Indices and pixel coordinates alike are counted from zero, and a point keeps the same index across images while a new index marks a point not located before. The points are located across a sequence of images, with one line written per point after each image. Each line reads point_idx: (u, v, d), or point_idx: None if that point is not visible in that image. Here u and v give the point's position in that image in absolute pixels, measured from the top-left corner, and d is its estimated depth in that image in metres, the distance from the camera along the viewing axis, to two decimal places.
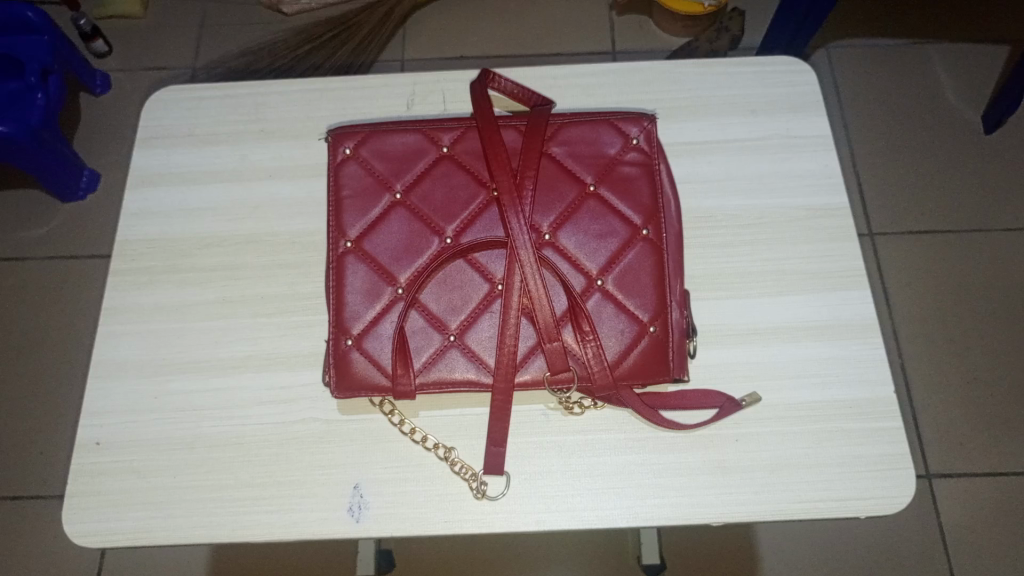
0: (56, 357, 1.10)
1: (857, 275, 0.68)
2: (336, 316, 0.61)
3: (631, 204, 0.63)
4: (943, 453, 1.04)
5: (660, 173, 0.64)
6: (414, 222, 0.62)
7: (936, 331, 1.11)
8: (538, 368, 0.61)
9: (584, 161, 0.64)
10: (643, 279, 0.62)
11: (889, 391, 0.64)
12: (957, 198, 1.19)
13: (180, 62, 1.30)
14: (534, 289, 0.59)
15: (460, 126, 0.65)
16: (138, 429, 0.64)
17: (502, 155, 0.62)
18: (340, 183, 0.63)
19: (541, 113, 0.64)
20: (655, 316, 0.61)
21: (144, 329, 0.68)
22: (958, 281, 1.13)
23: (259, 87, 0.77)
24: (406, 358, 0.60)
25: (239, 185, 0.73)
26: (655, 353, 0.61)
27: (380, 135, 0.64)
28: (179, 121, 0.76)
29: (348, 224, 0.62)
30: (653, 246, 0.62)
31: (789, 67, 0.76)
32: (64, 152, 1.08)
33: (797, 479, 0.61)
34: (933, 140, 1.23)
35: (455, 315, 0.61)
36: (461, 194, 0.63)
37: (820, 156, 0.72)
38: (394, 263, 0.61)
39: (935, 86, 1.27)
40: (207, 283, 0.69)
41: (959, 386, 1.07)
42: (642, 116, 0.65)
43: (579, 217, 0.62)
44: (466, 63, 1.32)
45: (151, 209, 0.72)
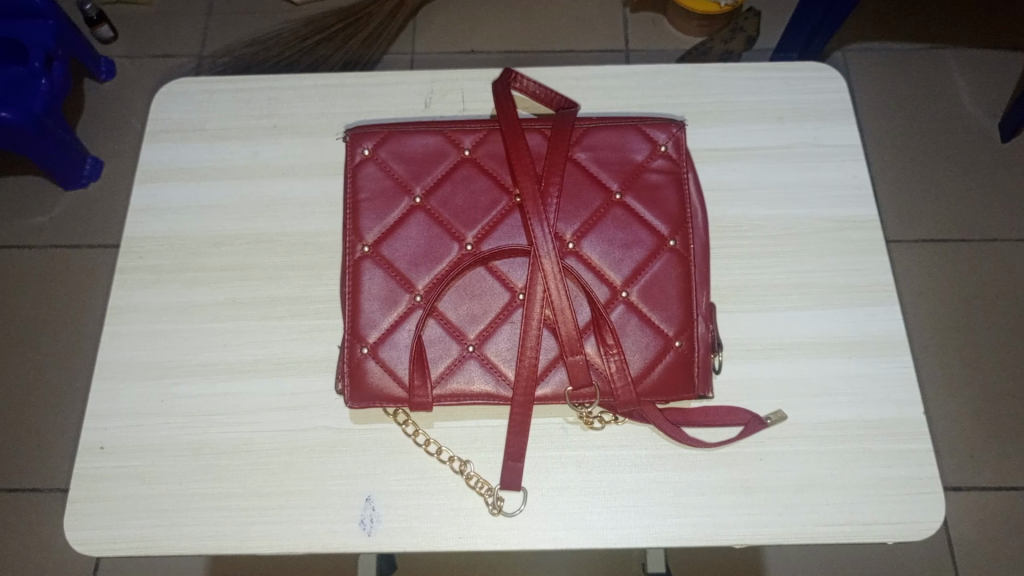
0: (57, 348, 1.07)
1: (884, 291, 0.66)
2: (351, 322, 0.59)
3: (658, 213, 0.61)
4: (956, 466, 1.03)
5: (689, 182, 0.62)
6: (433, 227, 0.60)
7: (955, 343, 1.09)
8: (560, 382, 0.59)
9: (610, 167, 0.62)
10: (668, 292, 0.60)
11: (918, 412, 0.62)
12: (971, 207, 1.16)
13: (186, 50, 1.27)
14: (559, 300, 0.58)
15: (482, 128, 0.63)
16: (143, 434, 0.62)
17: (527, 161, 0.60)
18: (357, 184, 0.61)
19: (567, 116, 0.62)
20: (681, 330, 0.60)
21: (151, 330, 0.66)
22: (975, 291, 1.11)
23: (272, 81, 0.75)
24: (423, 369, 0.58)
25: (250, 182, 0.71)
26: (680, 368, 0.59)
27: (399, 135, 0.62)
28: (187, 115, 0.74)
29: (366, 228, 0.60)
30: (680, 257, 0.60)
31: (817, 73, 0.74)
32: (65, 139, 1.06)
33: (822, 500, 0.59)
34: (950, 147, 1.21)
35: (475, 325, 0.59)
36: (483, 199, 0.60)
37: (849, 166, 0.70)
38: (413, 270, 0.59)
39: (952, 93, 1.25)
40: (215, 283, 0.67)
41: (973, 398, 1.06)
42: (670, 121, 0.63)
43: (604, 225, 0.60)
44: (478, 58, 1.29)
45: (160, 205, 0.70)
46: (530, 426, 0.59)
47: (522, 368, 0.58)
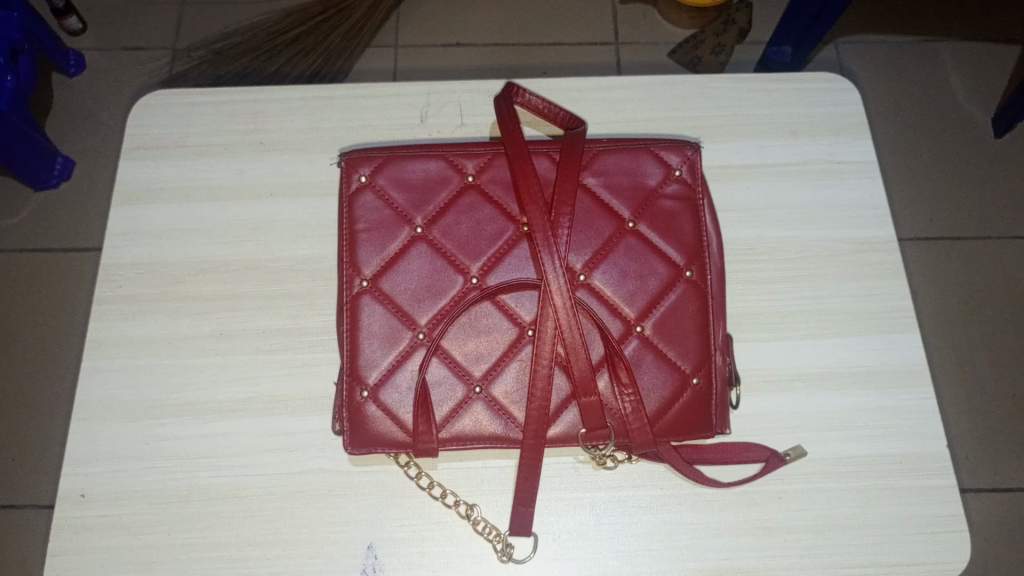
0: (10, 369, 0.95)
1: (904, 317, 0.63)
2: (350, 361, 0.55)
3: (673, 243, 0.58)
4: (983, 470, 0.93)
5: (705, 209, 0.59)
6: (435, 260, 0.57)
7: (995, 329, 0.98)
8: (572, 422, 0.56)
9: (622, 193, 0.58)
10: (685, 325, 0.57)
11: (941, 445, 0.60)
12: (984, 197, 1.07)
13: (161, 42, 1.19)
14: (572, 338, 0.54)
15: (487, 151, 0.59)
16: (127, 479, 0.59)
17: (535, 188, 0.56)
18: (354, 213, 0.57)
19: (576, 138, 0.58)
20: (698, 366, 0.57)
21: (133, 365, 0.62)
22: (988, 285, 1.01)
23: (257, 93, 0.70)
24: (427, 412, 0.54)
25: (237, 203, 0.67)
26: (697, 406, 0.57)
27: (397, 160, 0.58)
28: (166, 130, 0.69)
29: (364, 261, 0.56)
30: (697, 288, 0.57)
31: (831, 84, 0.71)
32: (36, 139, 0.96)
33: (845, 541, 0.57)
34: (962, 134, 1.11)
35: (481, 363, 0.56)
36: (489, 229, 0.57)
37: (866, 184, 0.68)
38: (414, 305, 0.56)
39: (943, 85, 1.15)
40: (201, 314, 0.63)
41: (999, 394, 0.95)
42: (685, 143, 0.60)
43: (616, 255, 0.57)
44: (464, 52, 1.17)
45: (140, 228, 0.66)
46: (540, 470, 0.56)
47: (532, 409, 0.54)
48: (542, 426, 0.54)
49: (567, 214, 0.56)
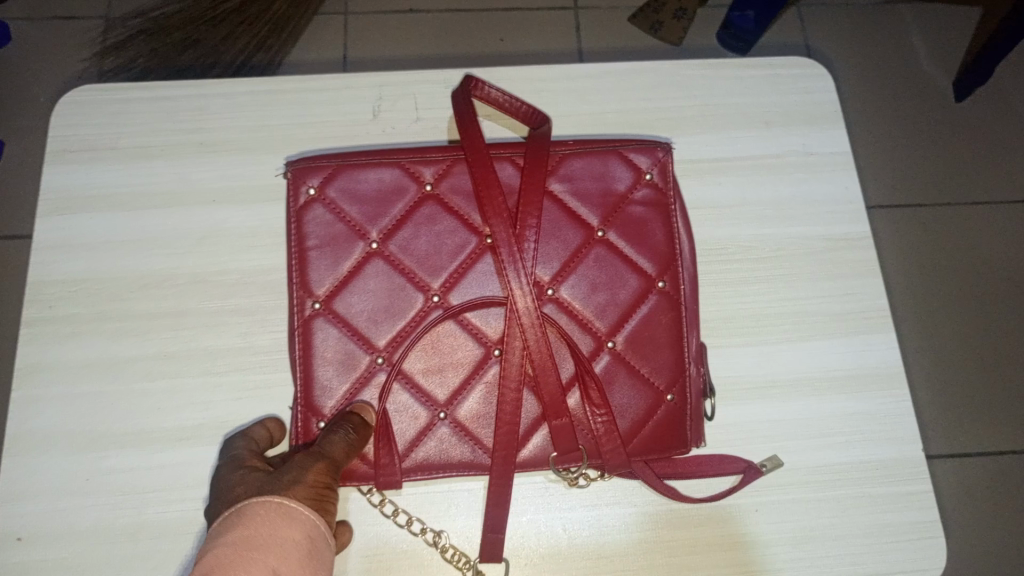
0: None
1: (880, 317, 0.62)
2: (305, 389, 0.52)
3: (644, 252, 0.55)
4: (949, 435, 0.91)
5: (677, 215, 0.56)
6: (393, 278, 0.53)
7: (958, 293, 0.96)
8: (542, 443, 0.53)
9: (591, 200, 0.55)
10: (658, 339, 0.54)
11: (917, 449, 0.59)
12: (953, 157, 1.04)
13: (91, 10, 1.10)
14: (542, 360, 0.51)
15: (446, 157, 0.55)
16: (70, 517, 0.55)
17: (498, 199, 0.52)
18: (303, 229, 0.53)
19: (541, 141, 0.55)
20: (672, 382, 0.54)
21: (71, 393, 0.57)
22: (953, 250, 0.98)
23: (195, 88, 0.65)
24: (390, 442, 0.52)
25: (178, 211, 0.62)
26: (671, 423, 0.54)
27: (348, 169, 0.54)
28: (96, 131, 0.63)
29: (316, 281, 0.52)
30: (670, 300, 0.55)
31: (804, 70, 0.68)
32: None
33: (823, 552, 0.56)
34: (926, 94, 1.08)
35: (445, 387, 0.53)
36: (449, 243, 0.53)
37: (840, 177, 0.65)
38: (372, 327, 0.52)
39: (907, 49, 1.11)
40: (144, 334, 0.59)
41: (965, 360, 0.93)
42: (655, 144, 0.57)
43: (585, 267, 0.54)
44: (420, 20, 1.10)
45: (71, 240, 0.61)
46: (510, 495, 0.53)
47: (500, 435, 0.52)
48: (513, 451, 0.52)
49: (533, 227, 0.53)
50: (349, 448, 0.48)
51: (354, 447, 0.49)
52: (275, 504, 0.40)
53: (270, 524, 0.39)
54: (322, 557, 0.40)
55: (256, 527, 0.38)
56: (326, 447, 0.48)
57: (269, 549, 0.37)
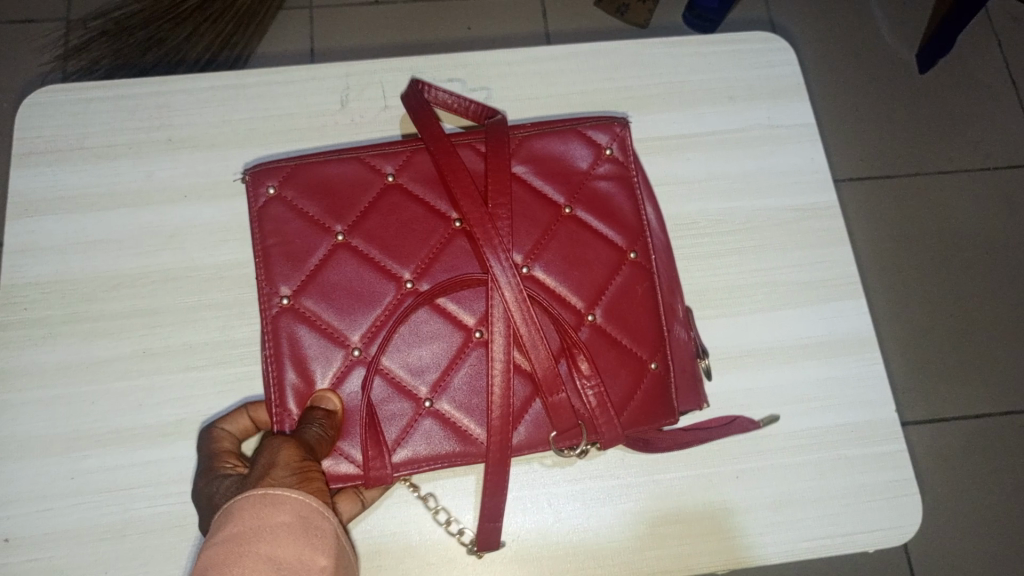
0: None
1: (849, 284, 0.63)
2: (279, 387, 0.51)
3: (614, 225, 0.56)
4: (922, 400, 0.93)
5: (640, 188, 0.58)
6: (363, 270, 0.53)
7: (927, 263, 0.98)
8: (529, 437, 0.53)
9: (555, 179, 0.56)
10: (636, 309, 0.55)
11: (889, 410, 0.60)
12: (917, 128, 1.06)
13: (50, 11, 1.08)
14: (526, 335, 0.51)
15: (405, 148, 0.56)
16: (53, 520, 0.54)
17: (466, 181, 0.53)
18: (263, 229, 0.53)
19: (499, 127, 0.56)
20: (654, 351, 0.55)
21: (48, 395, 0.57)
22: (922, 219, 1.01)
23: (159, 85, 0.65)
24: (376, 433, 0.51)
25: (148, 209, 0.62)
26: (658, 394, 0.55)
27: (305, 168, 0.55)
28: (60, 131, 0.63)
29: (281, 280, 0.53)
30: (643, 271, 0.56)
31: (765, 44, 0.69)
32: None
33: (803, 515, 0.57)
34: (886, 66, 1.10)
35: (426, 375, 0.53)
36: (417, 232, 0.54)
37: (805, 148, 0.66)
38: (344, 321, 0.52)
39: (868, 23, 1.13)
40: (120, 333, 0.59)
41: (935, 328, 0.95)
42: (612, 120, 0.58)
43: (558, 245, 0.55)
44: (385, 11, 1.09)
45: (40, 243, 0.60)
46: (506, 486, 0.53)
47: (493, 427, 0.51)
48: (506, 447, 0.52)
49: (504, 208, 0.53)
50: (321, 441, 0.49)
51: (328, 439, 0.49)
52: (258, 494, 0.38)
53: (259, 517, 0.37)
54: (322, 531, 0.38)
55: (245, 521, 0.37)
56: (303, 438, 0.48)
57: (263, 544, 0.36)
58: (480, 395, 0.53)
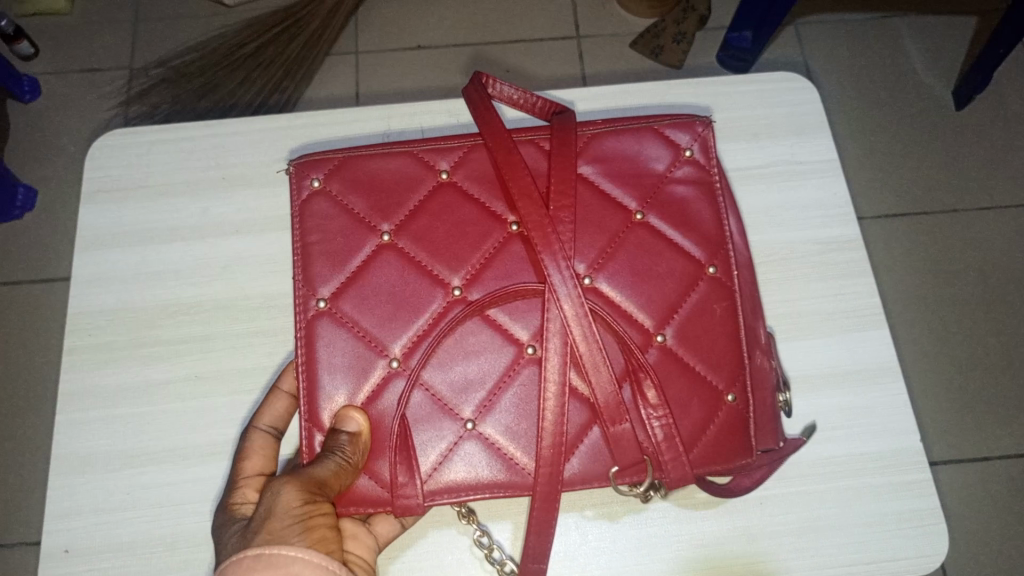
0: None
1: (873, 314, 0.64)
2: (308, 393, 0.53)
3: (690, 234, 0.56)
4: (948, 442, 0.96)
5: (722, 195, 0.58)
6: (407, 273, 0.55)
7: (950, 307, 1.03)
8: (587, 467, 0.54)
9: (627, 182, 0.57)
10: (711, 327, 0.55)
11: (916, 439, 0.61)
12: (935, 175, 1.12)
13: (116, 61, 1.20)
14: (585, 354, 0.52)
15: (461, 145, 0.58)
16: (110, 531, 0.58)
17: (525, 181, 0.54)
18: (309, 223, 0.56)
19: (567, 121, 0.57)
20: (732, 382, 0.55)
21: (109, 415, 0.61)
22: (948, 261, 1.06)
23: (216, 127, 0.70)
24: (407, 457, 0.53)
25: (203, 242, 0.66)
26: (735, 428, 0.55)
27: (355, 165, 0.57)
28: (125, 171, 0.68)
29: (320, 281, 0.55)
30: (723, 284, 0.56)
31: (789, 84, 0.71)
32: None
33: (828, 542, 0.58)
34: (907, 115, 1.16)
35: (471, 393, 0.54)
36: (466, 234, 0.56)
37: (828, 183, 0.68)
38: (385, 332, 0.54)
39: (902, 66, 1.20)
40: (175, 358, 0.63)
41: (959, 370, 0.99)
42: (694, 120, 0.59)
43: (627, 257, 0.55)
44: (428, 56, 1.15)
45: (105, 274, 0.65)
46: (552, 522, 0.54)
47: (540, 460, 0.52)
48: (555, 486, 0.52)
49: (566, 210, 0.54)
50: (340, 472, 0.51)
51: (345, 470, 0.51)
52: (256, 557, 0.47)
53: None
54: None
55: None
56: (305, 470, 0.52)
57: None
58: (530, 421, 0.54)
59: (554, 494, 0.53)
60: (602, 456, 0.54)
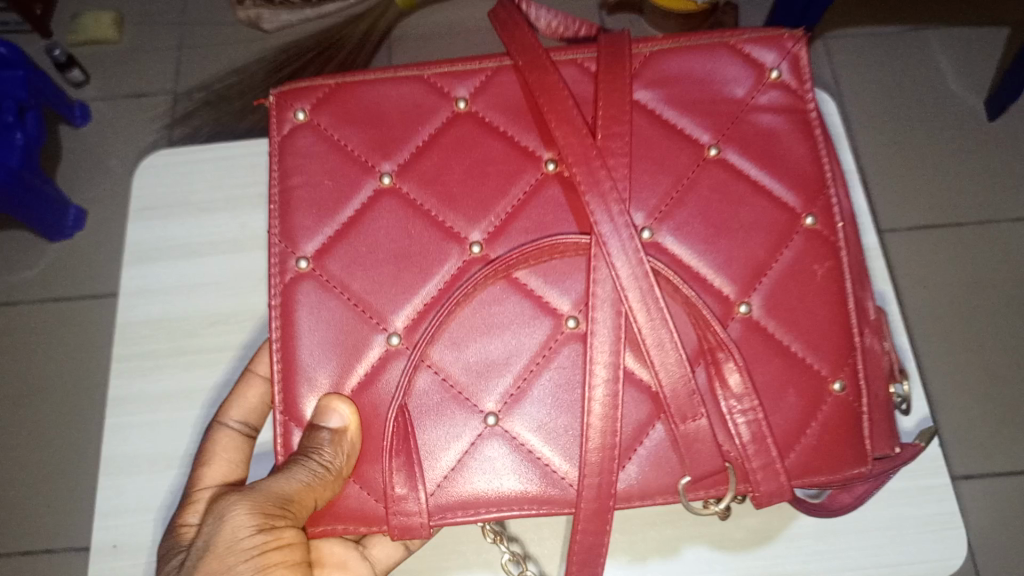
0: (47, 420, 1.07)
1: (893, 321, 0.65)
2: (286, 360, 0.52)
3: (778, 170, 0.54)
4: (968, 456, 0.99)
5: (817, 128, 0.55)
6: (407, 219, 0.53)
7: (971, 321, 1.05)
8: (648, 480, 0.52)
9: (704, 112, 0.55)
10: (808, 290, 0.53)
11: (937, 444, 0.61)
12: (972, 187, 1.13)
13: (162, 86, 1.26)
14: (648, 339, 0.49)
15: (488, 68, 0.56)
16: (153, 529, 0.61)
17: (566, 106, 0.52)
18: (299, 156, 0.55)
19: (618, 43, 0.55)
20: (838, 369, 0.53)
21: (152, 419, 0.65)
22: (971, 272, 1.08)
23: (253, 146, 0.73)
24: (405, 452, 0.51)
25: (242, 256, 0.70)
26: (848, 421, 0.52)
27: (357, 95, 0.56)
28: (168, 189, 0.72)
29: (310, 231, 0.53)
30: (823, 243, 0.53)
31: None
32: (43, 189, 1.09)
33: (846, 544, 0.59)
34: (943, 126, 1.17)
35: (496, 376, 0.52)
36: (488, 174, 0.54)
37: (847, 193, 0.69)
38: (383, 302, 0.52)
39: (936, 76, 1.21)
40: (215, 366, 0.66)
41: (976, 385, 1.02)
42: (785, 35, 0.56)
43: (696, 203, 0.53)
44: None
45: (150, 286, 0.69)
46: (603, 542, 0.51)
47: (586, 466, 0.49)
48: (605, 503, 0.50)
49: (618, 139, 0.51)
50: (314, 484, 0.49)
51: (320, 482, 0.49)
52: None
53: None
54: None
55: None
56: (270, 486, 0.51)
57: None
58: (572, 416, 0.51)
59: (604, 512, 0.50)
60: (665, 465, 0.52)
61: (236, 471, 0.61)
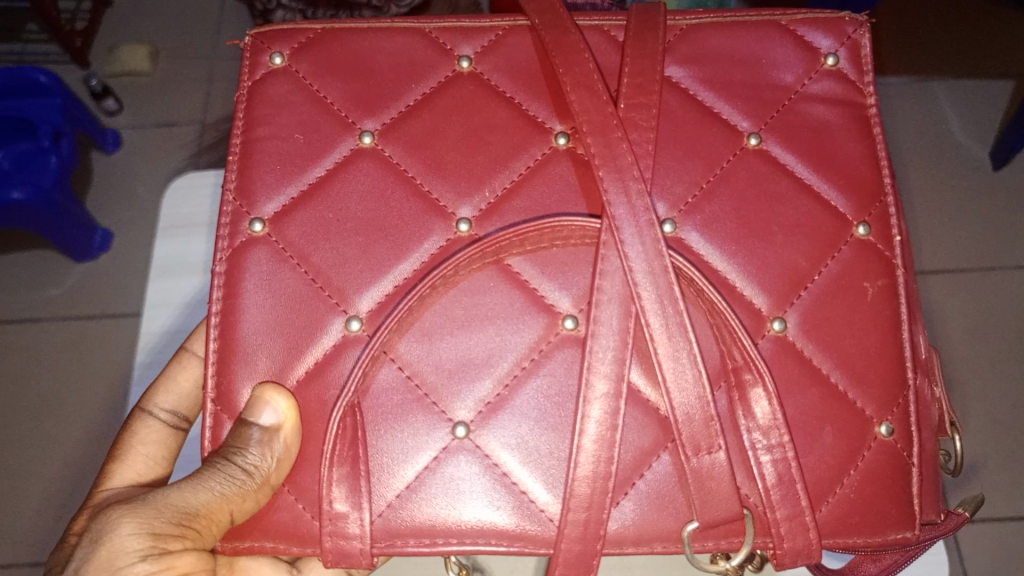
0: (68, 434, 1.11)
1: None
2: (223, 340, 0.53)
3: (824, 159, 0.57)
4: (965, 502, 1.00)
5: (876, 125, 0.58)
6: (379, 181, 0.55)
7: (973, 367, 1.07)
8: (647, 523, 0.52)
9: (750, 101, 0.57)
10: (858, 310, 0.54)
11: None
12: (977, 234, 1.16)
13: (191, 116, 1.32)
14: (662, 346, 0.49)
15: (501, 28, 0.59)
16: None
17: (585, 69, 0.54)
18: (270, 108, 0.57)
19: (650, 14, 0.58)
20: (886, 409, 0.53)
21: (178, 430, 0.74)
22: (976, 318, 1.10)
23: None
24: (352, 455, 0.51)
25: None
26: (894, 468, 0.53)
27: (347, 46, 0.59)
28: None
29: (269, 193, 0.56)
30: (875, 259, 0.55)
31: None
32: (71, 211, 1.15)
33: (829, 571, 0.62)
34: (949, 173, 1.21)
35: (471, 377, 0.53)
36: (487, 142, 0.56)
37: None
38: (347, 285, 0.54)
39: (941, 125, 1.24)
40: None
41: (975, 432, 1.04)
42: (842, 21, 0.60)
43: (730, 194, 0.55)
44: None
45: None
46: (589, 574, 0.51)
47: (573, 499, 0.50)
48: (591, 547, 0.50)
49: (641, 110, 0.53)
50: (228, 496, 0.50)
51: (229, 497, 0.50)
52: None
53: None
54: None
55: None
56: (166, 498, 0.51)
57: None
58: (559, 434, 0.52)
59: (588, 558, 0.50)
60: (667, 507, 0.52)
61: (152, 465, 0.66)
